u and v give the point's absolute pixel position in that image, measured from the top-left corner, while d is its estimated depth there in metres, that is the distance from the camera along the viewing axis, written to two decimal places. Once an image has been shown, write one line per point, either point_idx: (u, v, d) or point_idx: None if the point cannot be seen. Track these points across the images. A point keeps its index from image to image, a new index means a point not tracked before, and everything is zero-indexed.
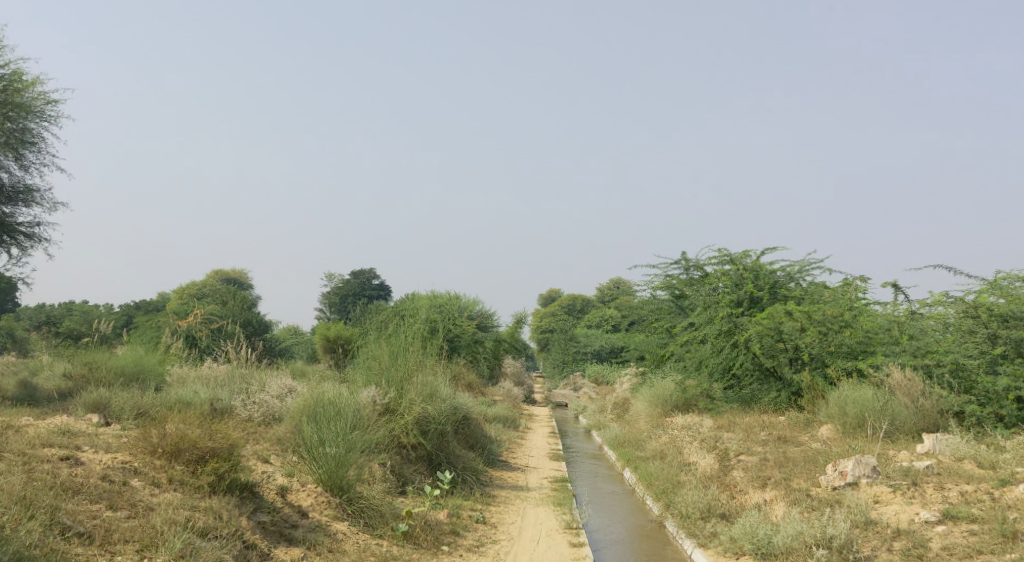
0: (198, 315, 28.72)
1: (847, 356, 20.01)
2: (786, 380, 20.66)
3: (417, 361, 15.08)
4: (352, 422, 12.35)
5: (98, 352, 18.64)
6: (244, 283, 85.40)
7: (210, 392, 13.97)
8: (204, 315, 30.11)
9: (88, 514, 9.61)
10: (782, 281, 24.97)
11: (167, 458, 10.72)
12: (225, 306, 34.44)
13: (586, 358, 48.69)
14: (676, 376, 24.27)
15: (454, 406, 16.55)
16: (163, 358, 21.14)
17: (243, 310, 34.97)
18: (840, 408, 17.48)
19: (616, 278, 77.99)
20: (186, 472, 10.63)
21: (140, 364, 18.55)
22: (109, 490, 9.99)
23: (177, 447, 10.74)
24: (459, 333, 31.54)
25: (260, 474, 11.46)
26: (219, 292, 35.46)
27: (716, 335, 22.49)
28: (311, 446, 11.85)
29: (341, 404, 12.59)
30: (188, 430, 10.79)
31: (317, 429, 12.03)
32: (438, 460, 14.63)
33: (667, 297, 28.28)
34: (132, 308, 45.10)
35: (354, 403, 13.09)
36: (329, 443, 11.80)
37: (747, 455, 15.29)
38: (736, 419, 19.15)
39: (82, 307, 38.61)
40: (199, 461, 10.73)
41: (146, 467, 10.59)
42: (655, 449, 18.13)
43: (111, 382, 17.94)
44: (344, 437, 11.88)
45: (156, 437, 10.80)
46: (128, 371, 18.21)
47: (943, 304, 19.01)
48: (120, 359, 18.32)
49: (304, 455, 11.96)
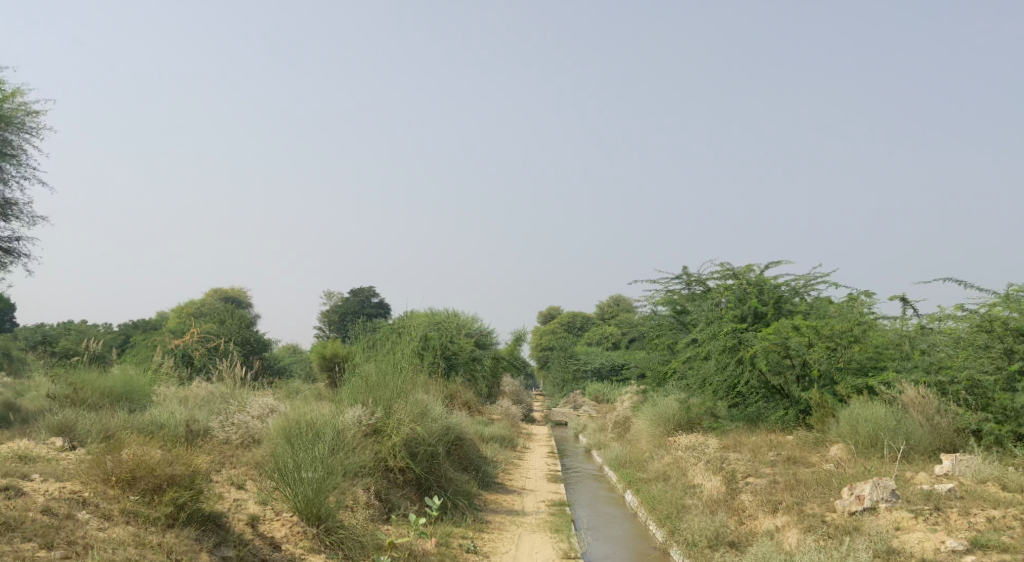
0: (193, 334, 27.96)
1: (856, 372, 19.29)
2: (794, 398, 19.88)
3: (406, 379, 14.31)
4: (333, 444, 11.59)
5: (83, 372, 17.89)
6: (244, 303, 84.61)
7: (188, 412, 13.21)
8: (199, 334, 29.35)
9: (15, 553, 8.93)
10: (787, 296, 24.17)
11: (121, 488, 10.03)
12: (222, 324, 33.72)
13: (587, 376, 47.82)
14: (679, 394, 23.45)
15: (447, 426, 15.77)
16: (152, 379, 20.36)
17: (240, 328, 34.20)
18: (850, 427, 16.56)
19: (616, 296, 77.26)
20: (142, 503, 9.95)
21: (126, 385, 17.78)
22: (48, 526, 9.32)
23: (133, 475, 10.06)
24: (457, 350, 30.75)
25: (230, 503, 10.75)
26: (217, 310, 34.73)
27: (720, 350, 21.69)
28: (286, 471, 11.07)
29: (320, 423, 11.81)
30: (144, 456, 10.10)
31: (292, 451, 11.23)
32: (428, 484, 13.86)
33: (669, 313, 27.52)
34: (130, 328, 44.35)
35: (336, 424, 12.32)
36: (307, 466, 11.03)
37: (755, 477, 14.49)
38: (743, 439, 18.36)
39: (80, 326, 37.88)
40: (157, 490, 10.05)
41: (97, 498, 9.91)
42: (659, 471, 17.35)
43: (95, 403, 17.18)
44: (325, 457, 11.13)
45: (111, 463, 10.10)
46: (113, 392, 17.44)
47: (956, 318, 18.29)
48: (106, 380, 17.56)
49: (279, 480, 11.19)
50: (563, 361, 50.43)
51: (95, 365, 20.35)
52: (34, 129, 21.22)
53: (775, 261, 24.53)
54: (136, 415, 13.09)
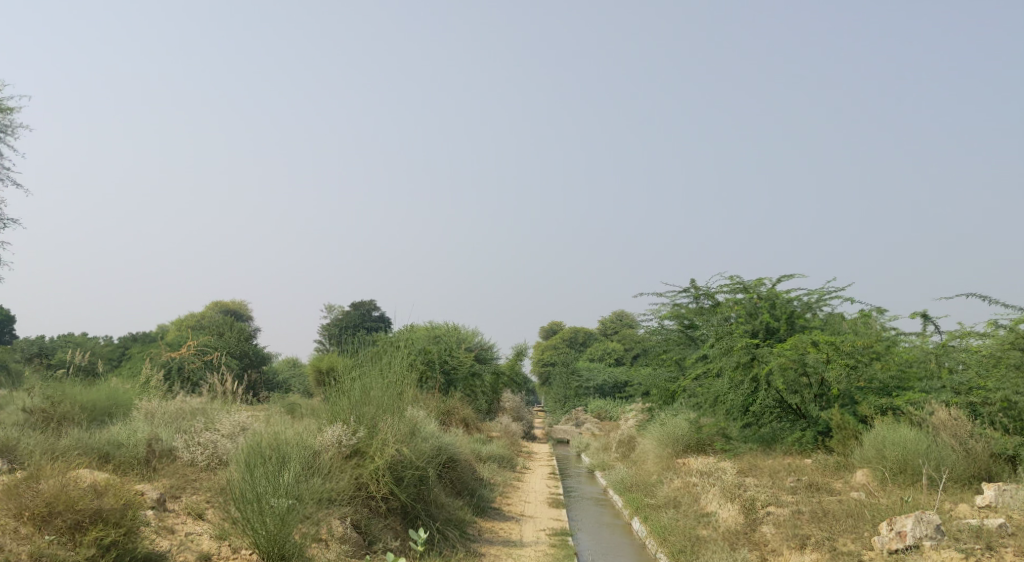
0: (190, 347, 26.63)
1: (879, 392, 18.12)
2: (812, 419, 18.63)
3: (394, 396, 13.12)
4: (302, 469, 10.42)
5: (60, 386, 16.69)
6: (244, 317, 83.46)
7: (152, 429, 11.95)
8: (196, 346, 28.10)
9: None
10: (799, 311, 22.86)
11: (35, 526, 9.05)
12: (220, 338, 32.54)
13: (591, 393, 46.58)
14: (688, 413, 22.14)
15: (438, 447, 14.55)
16: (136, 391, 19.16)
17: (239, 341, 33.01)
18: (877, 451, 15.23)
19: (619, 312, 76.01)
20: (59, 544, 9.02)
21: (112, 399, 16.91)
22: None
23: (50, 510, 9.12)
24: (457, 365, 29.48)
25: (176, 539, 9.70)
26: (216, 323, 33.57)
27: (734, 367, 20.26)
28: (245, 502, 9.79)
29: (288, 447, 10.57)
30: (65, 488, 9.19)
31: (251, 479, 9.94)
32: (414, 512, 12.64)
33: (676, 327, 26.31)
34: (128, 340, 43.18)
35: (309, 448, 11.12)
36: (273, 495, 9.85)
37: (776, 507, 13.22)
38: (758, 462, 17.12)
39: (77, 338, 36.77)
40: (77, 528, 9.13)
41: (7, 538, 8.92)
42: (668, 497, 16.11)
43: (74, 418, 16.06)
44: (292, 485, 10.00)
45: (26, 496, 9.14)
46: (96, 408, 16.52)
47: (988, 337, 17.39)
48: (92, 394, 16.69)
49: (237, 512, 9.93)
50: (565, 378, 49.13)
51: (80, 378, 19.14)
52: (8, 127, 20.10)
53: (788, 274, 23.29)
54: (96, 433, 11.86)
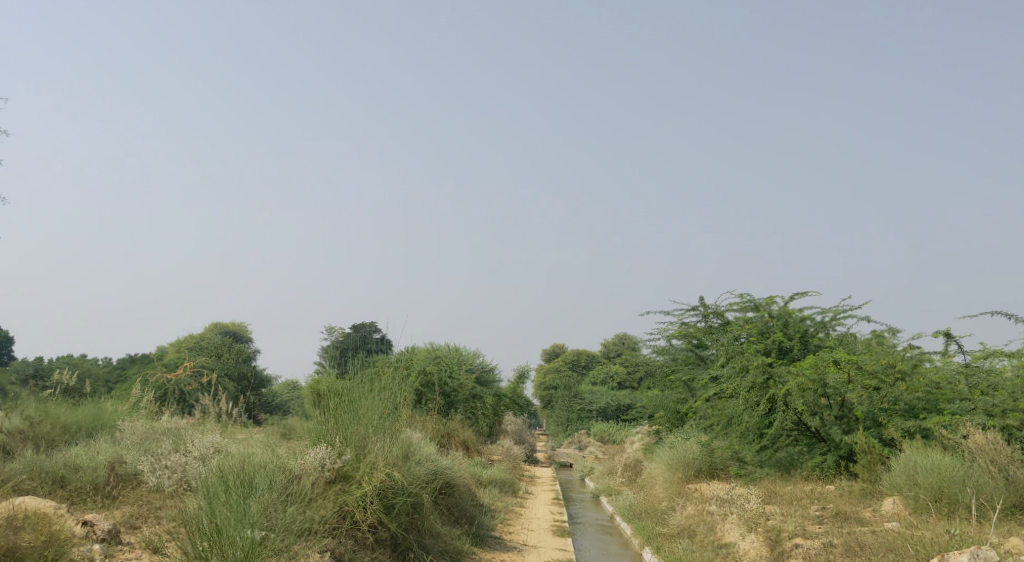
0: (188, 368, 24.88)
1: (905, 415, 16.99)
2: (834, 443, 17.43)
3: (386, 415, 12.06)
4: (270, 498, 9.36)
5: (39, 407, 15.55)
6: (244, 339, 82.56)
7: (117, 451, 10.87)
8: (193, 370, 26.01)
9: None
10: (813, 330, 21.77)
11: None
12: (218, 359, 31.44)
13: (593, 416, 45.26)
14: (700, 437, 20.93)
15: (435, 470, 13.44)
16: (121, 409, 17.99)
17: (237, 363, 31.82)
18: (908, 477, 14.10)
19: (622, 334, 74.77)
20: None
21: (99, 418, 16.03)
22: None
23: None
24: (457, 387, 28.30)
25: None
26: (214, 344, 32.41)
27: (749, 388, 18.98)
28: (200, 535, 8.69)
29: (257, 477, 9.50)
30: None
31: (210, 506, 8.86)
32: (405, 544, 11.54)
33: (684, 347, 25.18)
34: (126, 362, 42.05)
35: (279, 476, 10.02)
36: (236, 526, 8.74)
37: (804, 538, 12.13)
38: (777, 489, 15.99)
39: (75, 358, 35.65)
40: None
41: None
42: (681, 525, 14.93)
43: (53, 440, 14.92)
44: (259, 515, 8.91)
45: None
46: (77, 428, 15.52)
47: (1011, 361, 17.18)
48: (75, 415, 15.73)
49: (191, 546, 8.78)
50: (567, 400, 47.89)
51: (63, 398, 17.88)
52: None
53: (802, 291, 22.19)
54: (56, 457, 10.74)
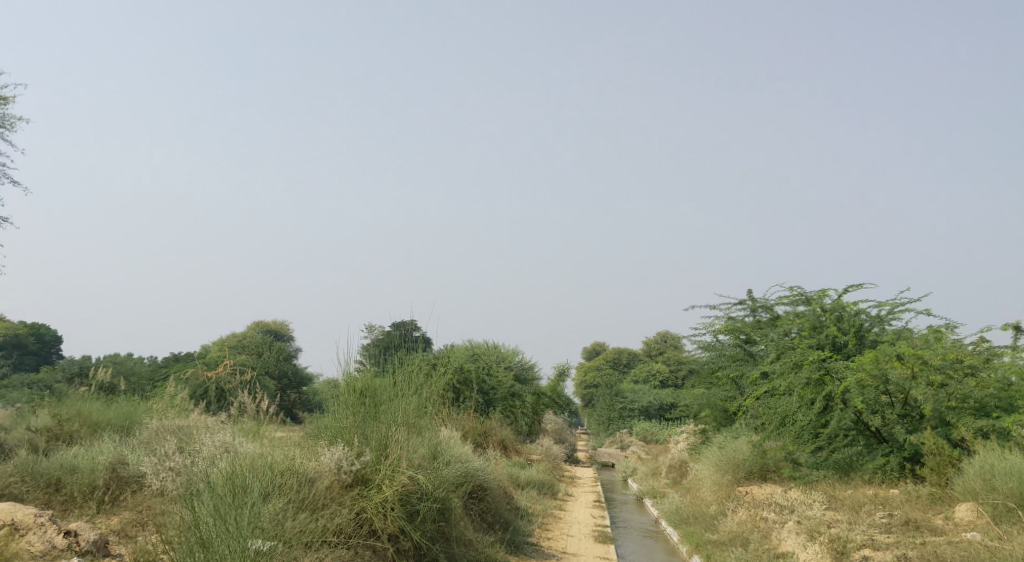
0: (227, 364, 24.19)
1: (975, 413, 15.72)
2: (896, 443, 16.19)
3: (412, 413, 11.10)
4: (269, 508, 8.52)
5: (66, 404, 14.83)
6: (286, 338, 82.47)
7: (119, 452, 10.05)
8: (232, 367, 25.37)
9: None
10: (869, 325, 20.47)
11: None
12: (258, 356, 30.82)
13: (635, 415, 44.05)
14: (750, 437, 19.75)
15: (466, 471, 12.49)
16: (152, 404, 17.27)
17: (278, 360, 31.16)
18: (984, 480, 12.88)
19: (664, 333, 73.30)
20: None
21: (129, 414, 15.29)
22: None
23: None
24: (496, 386, 27.32)
25: None
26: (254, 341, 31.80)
27: (803, 385, 17.74)
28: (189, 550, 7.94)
29: (254, 480, 8.62)
30: None
31: (206, 519, 8.07)
32: (431, 553, 10.61)
33: (732, 343, 23.91)
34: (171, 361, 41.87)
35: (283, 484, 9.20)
36: (224, 540, 7.98)
37: (872, 550, 11.07)
38: (835, 492, 14.86)
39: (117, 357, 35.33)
40: None
41: None
42: (734, 532, 13.81)
43: (79, 438, 14.21)
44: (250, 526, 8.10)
45: None
46: (103, 424, 14.79)
47: None
48: (103, 411, 15.01)
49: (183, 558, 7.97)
50: (609, 399, 46.71)
51: (92, 394, 17.19)
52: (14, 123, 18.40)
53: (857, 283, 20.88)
54: (59, 459, 9.96)
